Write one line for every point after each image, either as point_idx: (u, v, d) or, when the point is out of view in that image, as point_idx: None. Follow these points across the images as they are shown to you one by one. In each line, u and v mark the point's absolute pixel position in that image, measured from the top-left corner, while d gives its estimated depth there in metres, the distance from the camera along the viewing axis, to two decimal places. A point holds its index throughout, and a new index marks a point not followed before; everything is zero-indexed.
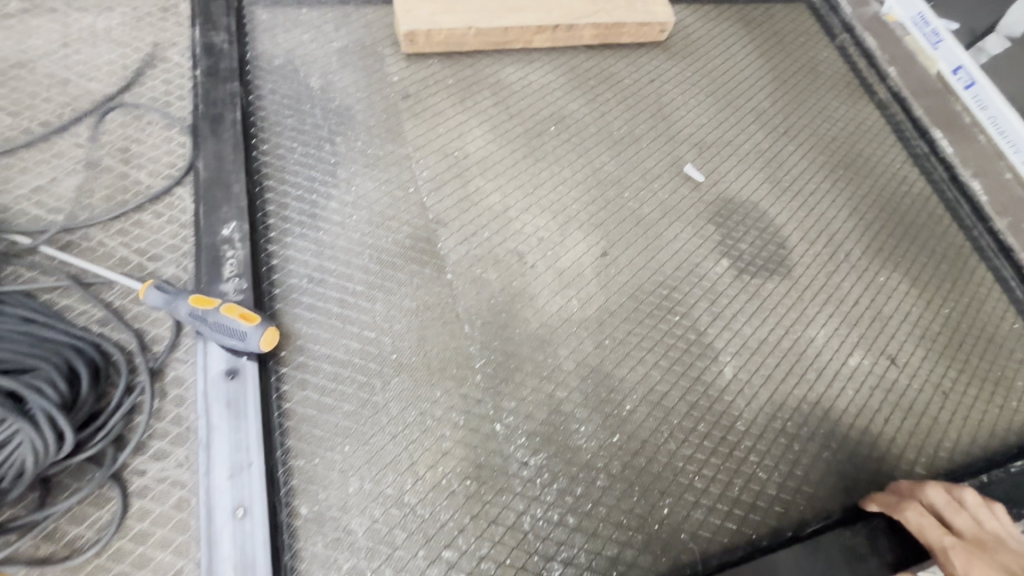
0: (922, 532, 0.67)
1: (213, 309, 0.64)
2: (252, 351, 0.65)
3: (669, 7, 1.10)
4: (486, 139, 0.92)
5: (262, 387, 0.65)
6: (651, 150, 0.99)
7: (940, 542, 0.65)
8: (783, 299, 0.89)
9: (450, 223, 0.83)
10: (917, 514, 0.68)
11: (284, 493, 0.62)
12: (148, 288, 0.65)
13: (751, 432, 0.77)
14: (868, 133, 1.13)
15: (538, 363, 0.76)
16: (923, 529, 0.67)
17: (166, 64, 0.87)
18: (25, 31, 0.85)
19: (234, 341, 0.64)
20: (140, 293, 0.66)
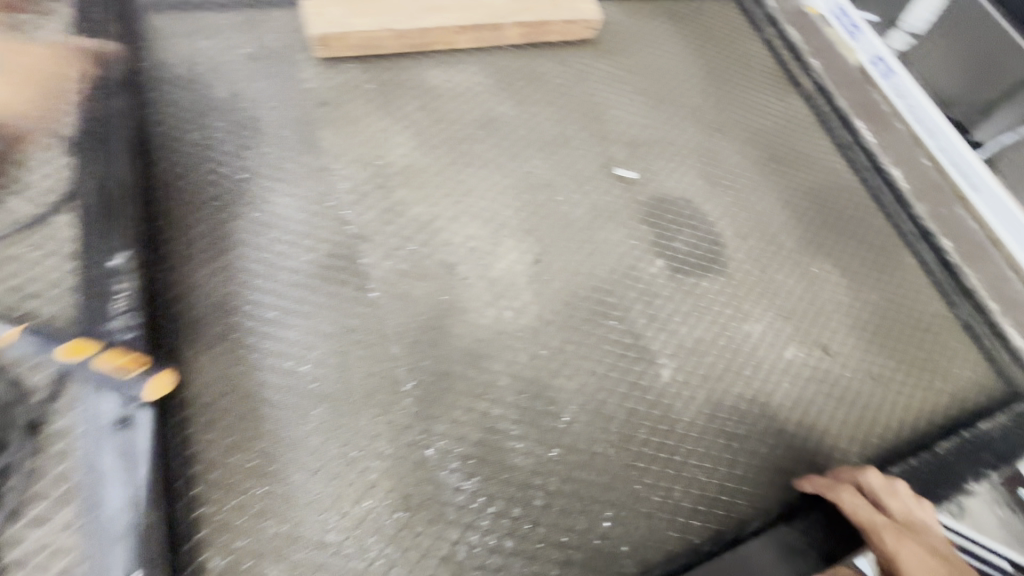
0: (857, 515, 0.68)
1: (88, 357, 0.59)
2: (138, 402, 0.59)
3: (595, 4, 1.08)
4: (410, 146, 0.88)
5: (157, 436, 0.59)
6: (582, 151, 0.97)
7: (876, 524, 0.66)
8: (718, 296, 0.89)
9: (373, 237, 0.79)
10: (855, 498, 0.69)
11: (187, 550, 0.57)
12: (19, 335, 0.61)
13: (690, 434, 0.76)
14: (795, 124, 1.15)
15: (471, 379, 0.73)
16: (859, 512, 0.68)
17: None
18: None
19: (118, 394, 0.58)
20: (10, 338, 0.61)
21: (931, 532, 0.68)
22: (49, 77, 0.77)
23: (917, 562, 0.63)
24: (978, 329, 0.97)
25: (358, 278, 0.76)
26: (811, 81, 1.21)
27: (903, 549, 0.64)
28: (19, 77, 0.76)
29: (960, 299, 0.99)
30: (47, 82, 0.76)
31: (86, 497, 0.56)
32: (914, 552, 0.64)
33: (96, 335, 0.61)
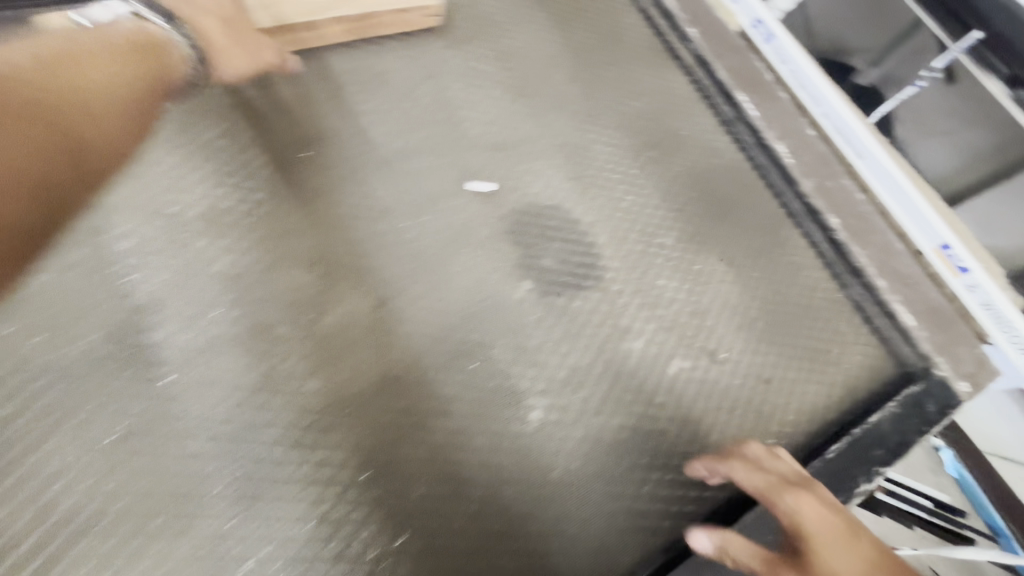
0: (749, 485, 0.63)
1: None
2: None
3: None
4: (212, 185, 0.74)
5: None
6: (431, 165, 0.85)
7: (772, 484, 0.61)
8: (595, 314, 0.81)
9: (165, 306, 0.66)
10: (744, 465, 0.64)
11: None
12: None
13: (564, 483, 0.69)
14: (675, 103, 1.06)
15: (295, 468, 0.62)
16: (751, 480, 0.63)
17: None
18: None
19: None
20: None
21: (827, 484, 0.62)
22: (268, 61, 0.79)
23: (819, 516, 0.56)
24: (868, 309, 0.93)
25: (145, 362, 0.63)
26: (691, 52, 1.12)
27: (803, 506, 0.57)
28: (251, 47, 0.77)
29: (850, 279, 0.95)
30: (260, 63, 0.78)
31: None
32: (814, 505, 0.57)
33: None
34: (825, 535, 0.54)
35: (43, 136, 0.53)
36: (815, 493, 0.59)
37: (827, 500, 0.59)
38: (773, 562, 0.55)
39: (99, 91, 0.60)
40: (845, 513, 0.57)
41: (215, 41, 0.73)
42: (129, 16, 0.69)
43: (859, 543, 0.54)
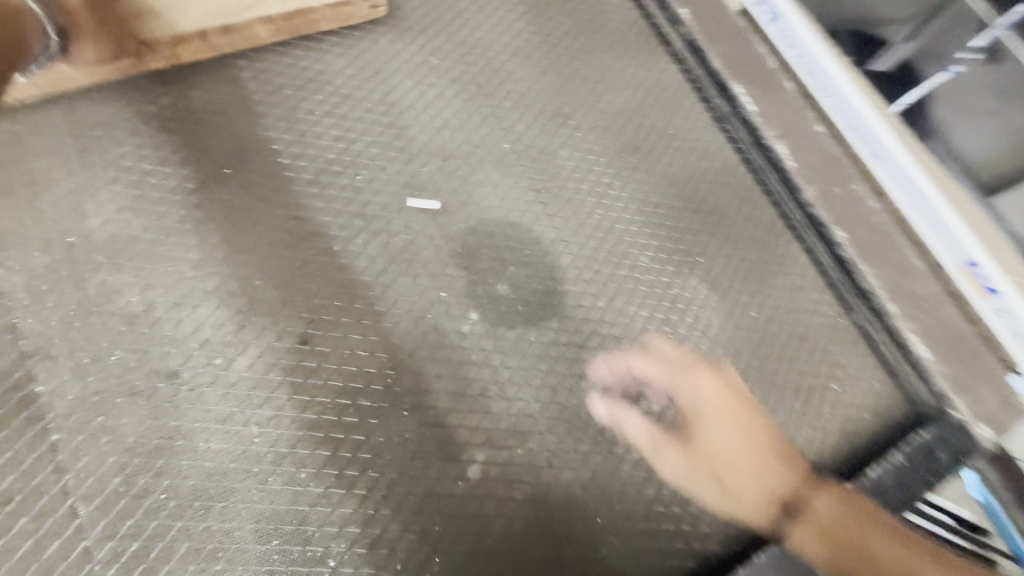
0: (658, 380, 0.65)
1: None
2: None
3: None
4: (117, 207, 0.66)
5: None
6: (371, 178, 0.75)
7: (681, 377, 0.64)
8: (551, 349, 0.71)
9: (56, 353, 0.59)
10: (650, 358, 0.67)
11: None
12: None
13: (503, 551, 0.61)
14: (661, 96, 0.94)
15: (194, 539, 0.55)
16: (659, 373, 0.66)
17: None
18: None
19: None
20: None
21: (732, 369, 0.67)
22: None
23: (714, 395, 0.62)
24: (877, 338, 0.81)
25: (31, 418, 0.57)
26: (681, 38, 0.98)
27: (702, 390, 0.62)
28: None
29: (856, 302, 0.83)
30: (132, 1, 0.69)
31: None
32: (718, 387, 0.62)
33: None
34: (718, 420, 0.61)
35: None
36: (731, 390, 0.63)
37: (738, 391, 0.63)
38: (664, 445, 0.65)
39: None
40: (743, 391, 0.63)
41: None
42: None
43: (756, 431, 0.61)
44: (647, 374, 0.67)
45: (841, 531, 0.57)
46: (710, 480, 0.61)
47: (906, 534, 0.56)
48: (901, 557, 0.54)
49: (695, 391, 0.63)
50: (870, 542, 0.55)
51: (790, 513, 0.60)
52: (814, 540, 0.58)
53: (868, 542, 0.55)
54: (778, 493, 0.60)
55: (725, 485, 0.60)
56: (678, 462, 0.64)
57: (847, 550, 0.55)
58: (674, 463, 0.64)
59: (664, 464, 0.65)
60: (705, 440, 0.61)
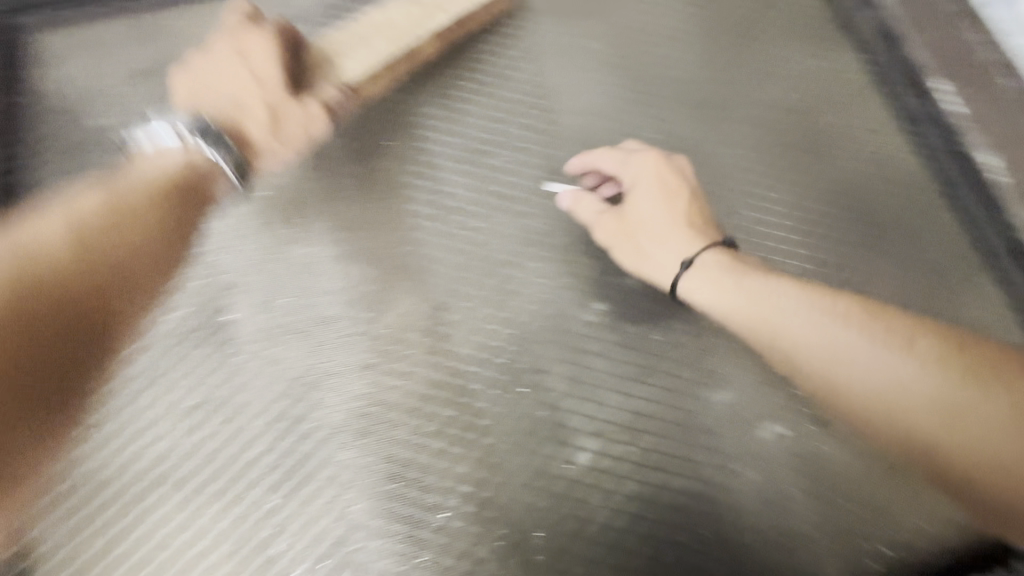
0: (609, 167, 0.74)
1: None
2: None
3: None
4: (302, 169, 0.76)
5: None
6: (519, 158, 0.78)
7: (624, 152, 0.74)
8: (677, 350, 0.69)
9: (246, 287, 0.70)
10: (608, 150, 0.75)
11: None
12: None
13: (604, 540, 0.61)
14: (840, 89, 0.84)
15: (334, 466, 0.63)
16: (611, 155, 0.74)
17: None
18: None
19: None
20: None
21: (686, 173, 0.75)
22: (269, 76, 0.69)
23: (655, 180, 0.71)
24: None
25: (223, 339, 0.68)
26: (874, 23, 0.87)
27: (646, 175, 0.71)
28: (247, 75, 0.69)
29: None
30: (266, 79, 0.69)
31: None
32: (660, 175, 0.71)
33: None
34: (646, 192, 0.70)
35: (52, 325, 0.55)
36: (664, 163, 0.72)
37: (676, 179, 0.71)
38: (603, 208, 0.72)
39: (118, 247, 0.59)
40: (682, 179, 0.71)
41: (230, 77, 0.70)
42: (178, 143, 0.66)
43: (688, 224, 0.68)
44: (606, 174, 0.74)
45: (817, 335, 0.57)
46: (637, 237, 0.69)
47: (901, 326, 0.56)
48: (893, 364, 0.54)
49: (633, 178, 0.71)
50: (850, 347, 0.56)
51: (702, 268, 0.64)
52: (750, 300, 0.60)
53: (841, 344, 0.56)
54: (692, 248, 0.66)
55: (642, 242, 0.69)
56: (613, 224, 0.71)
57: (821, 352, 0.57)
58: (609, 224, 0.71)
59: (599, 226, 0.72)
60: (633, 211, 0.70)
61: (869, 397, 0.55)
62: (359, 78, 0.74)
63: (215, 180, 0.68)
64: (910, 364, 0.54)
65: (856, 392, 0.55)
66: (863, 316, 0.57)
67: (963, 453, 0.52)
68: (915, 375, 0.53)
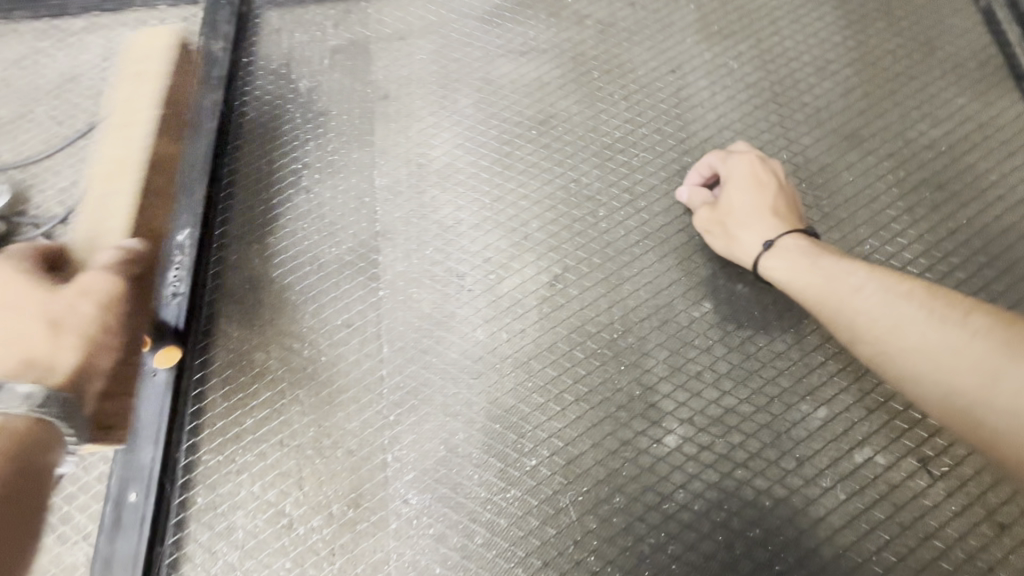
0: (712, 164, 0.78)
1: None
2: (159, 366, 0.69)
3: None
4: (455, 144, 0.87)
5: (177, 399, 0.70)
6: (649, 160, 0.84)
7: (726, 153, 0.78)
8: (779, 360, 0.71)
9: (395, 236, 0.81)
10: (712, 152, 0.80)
11: (178, 501, 0.67)
12: None
13: (679, 519, 0.65)
14: (992, 136, 0.82)
15: (446, 397, 0.72)
16: (714, 156, 0.78)
17: None
18: (71, 34, 0.96)
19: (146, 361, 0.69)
20: None
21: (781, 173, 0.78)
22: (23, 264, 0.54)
23: (750, 179, 0.74)
24: None
25: (372, 274, 0.79)
26: None
27: (743, 174, 0.75)
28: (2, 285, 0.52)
29: None
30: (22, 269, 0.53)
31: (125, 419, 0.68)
32: (756, 175, 0.75)
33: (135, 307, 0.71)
34: (741, 185, 0.74)
35: None
36: (760, 163, 0.76)
37: (771, 177, 0.75)
38: (703, 198, 0.77)
39: None
40: (774, 179, 0.75)
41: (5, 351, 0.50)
42: None
43: (779, 217, 0.71)
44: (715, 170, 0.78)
45: (877, 306, 0.58)
46: (728, 224, 0.73)
47: (983, 311, 0.53)
48: (949, 337, 0.53)
49: (730, 176, 0.76)
50: (904, 317, 0.56)
51: (782, 251, 0.68)
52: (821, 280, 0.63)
53: (904, 318, 0.56)
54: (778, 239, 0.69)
55: (733, 233, 0.73)
56: (710, 212, 0.75)
57: (877, 320, 0.58)
58: (706, 213, 0.76)
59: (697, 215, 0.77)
60: (730, 202, 0.74)
61: (909, 362, 0.54)
62: (125, 224, 0.62)
63: (28, 436, 0.47)
64: (969, 337, 0.52)
65: (896, 356, 0.56)
66: (941, 301, 0.56)
67: (991, 429, 0.48)
68: (982, 350, 0.50)
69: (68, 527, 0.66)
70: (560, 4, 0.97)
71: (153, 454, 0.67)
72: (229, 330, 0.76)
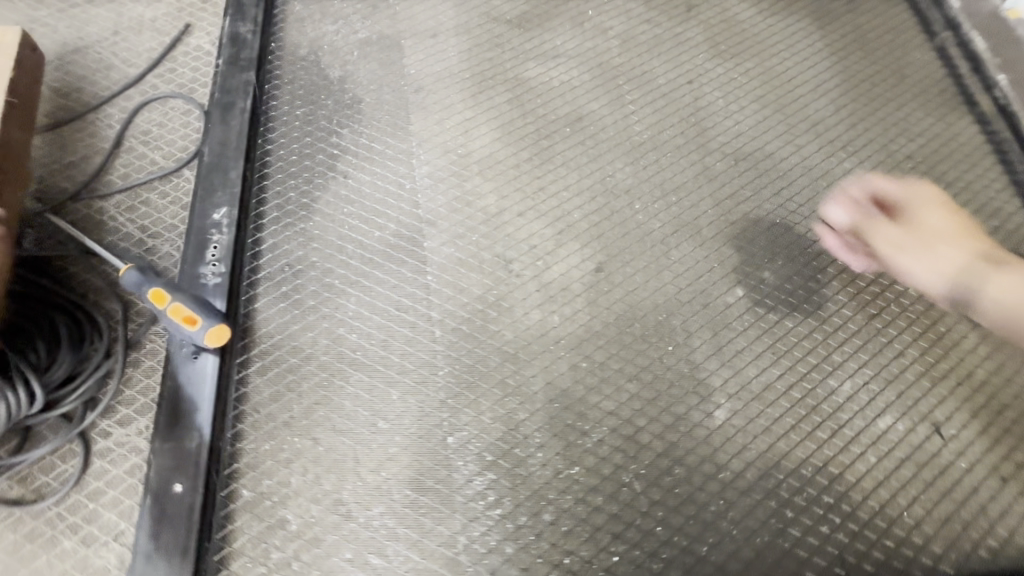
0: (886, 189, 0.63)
1: (163, 308, 0.64)
2: (204, 347, 0.64)
3: (709, 16, 1.06)
4: (492, 138, 0.89)
5: (221, 382, 0.65)
6: (676, 160, 0.90)
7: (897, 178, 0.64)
8: (808, 339, 0.78)
9: (440, 222, 0.82)
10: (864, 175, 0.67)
11: (224, 494, 0.62)
12: (127, 270, 0.66)
13: (733, 487, 0.69)
14: (957, 151, 0.96)
15: (503, 379, 0.72)
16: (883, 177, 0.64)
17: (188, 47, 0.88)
18: (78, 9, 0.90)
19: (186, 341, 0.64)
20: (121, 274, 0.67)
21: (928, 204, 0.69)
22: None
23: (934, 202, 0.61)
24: None
25: (417, 259, 0.79)
26: (992, 100, 1.00)
27: (927, 197, 0.61)
28: None
29: None
30: None
31: (163, 405, 0.63)
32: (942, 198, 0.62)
33: (178, 287, 0.67)
34: (930, 206, 0.60)
35: None
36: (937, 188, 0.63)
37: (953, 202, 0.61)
38: (874, 218, 0.63)
39: None
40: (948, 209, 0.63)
41: None
42: None
43: (975, 241, 0.58)
44: (886, 191, 0.63)
45: None
46: (929, 246, 0.58)
47: None
48: None
49: (909, 199, 0.62)
50: None
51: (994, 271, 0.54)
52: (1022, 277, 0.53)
53: None
54: (976, 256, 0.56)
55: (938, 256, 0.57)
56: (894, 230, 0.60)
57: None
58: (889, 231, 0.61)
59: (874, 235, 0.62)
60: (921, 223, 0.60)
61: None
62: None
63: None
64: None
65: None
66: None
67: None
68: None
69: (96, 526, 0.59)
70: (583, 16, 1.03)
71: (201, 441, 0.62)
72: (269, 312, 0.72)
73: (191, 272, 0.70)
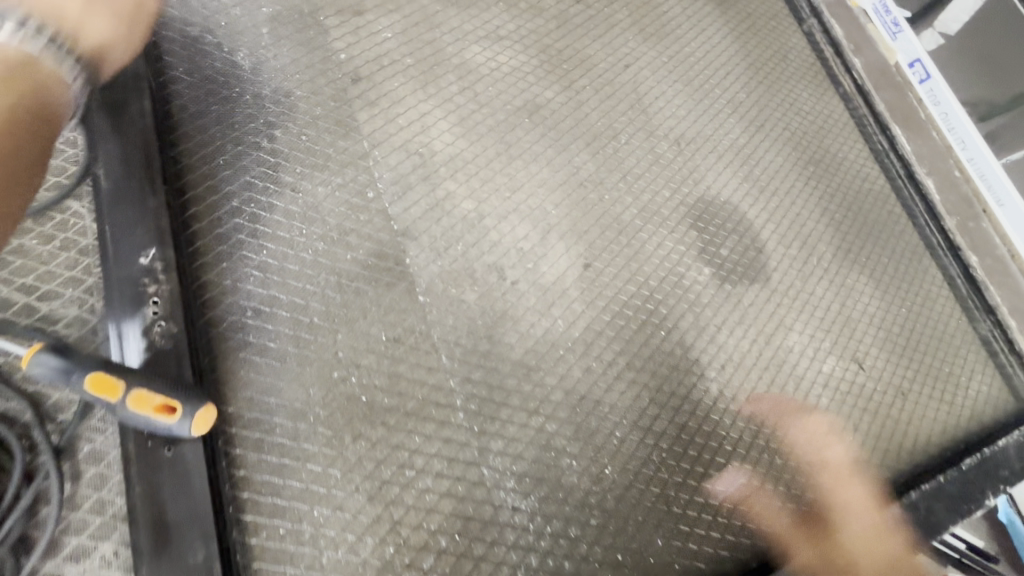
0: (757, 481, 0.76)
1: (120, 398, 0.49)
2: (186, 436, 0.51)
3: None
4: (454, 134, 0.81)
5: (210, 475, 0.53)
6: (632, 147, 0.91)
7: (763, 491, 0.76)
8: (763, 307, 0.89)
9: (419, 236, 0.73)
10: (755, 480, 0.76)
11: None
12: (35, 354, 0.50)
13: (737, 451, 0.77)
14: (836, 125, 1.14)
15: (525, 394, 0.69)
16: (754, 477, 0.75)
17: None
18: None
19: (161, 434, 0.51)
20: (25, 360, 0.51)
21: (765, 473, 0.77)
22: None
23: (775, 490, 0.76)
24: (996, 346, 1.01)
25: (405, 278, 0.70)
26: (851, 80, 1.19)
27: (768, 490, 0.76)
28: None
29: (982, 316, 1.03)
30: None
31: (138, 523, 0.49)
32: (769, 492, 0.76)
33: (124, 365, 0.52)
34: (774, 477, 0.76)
35: None
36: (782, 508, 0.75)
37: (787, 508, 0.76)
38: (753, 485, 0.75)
39: None
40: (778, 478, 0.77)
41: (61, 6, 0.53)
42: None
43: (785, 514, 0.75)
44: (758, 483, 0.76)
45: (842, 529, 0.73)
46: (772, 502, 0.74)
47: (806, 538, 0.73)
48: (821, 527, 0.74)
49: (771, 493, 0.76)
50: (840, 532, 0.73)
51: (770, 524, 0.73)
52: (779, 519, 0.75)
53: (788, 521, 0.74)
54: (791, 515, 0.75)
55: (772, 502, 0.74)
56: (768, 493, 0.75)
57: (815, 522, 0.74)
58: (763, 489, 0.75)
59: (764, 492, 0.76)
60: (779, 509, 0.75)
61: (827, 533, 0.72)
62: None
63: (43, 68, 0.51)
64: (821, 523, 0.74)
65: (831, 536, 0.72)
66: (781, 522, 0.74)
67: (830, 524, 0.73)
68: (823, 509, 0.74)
69: None
70: None
71: (209, 550, 0.50)
72: (244, 371, 0.60)
73: (133, 343, 0.54)
